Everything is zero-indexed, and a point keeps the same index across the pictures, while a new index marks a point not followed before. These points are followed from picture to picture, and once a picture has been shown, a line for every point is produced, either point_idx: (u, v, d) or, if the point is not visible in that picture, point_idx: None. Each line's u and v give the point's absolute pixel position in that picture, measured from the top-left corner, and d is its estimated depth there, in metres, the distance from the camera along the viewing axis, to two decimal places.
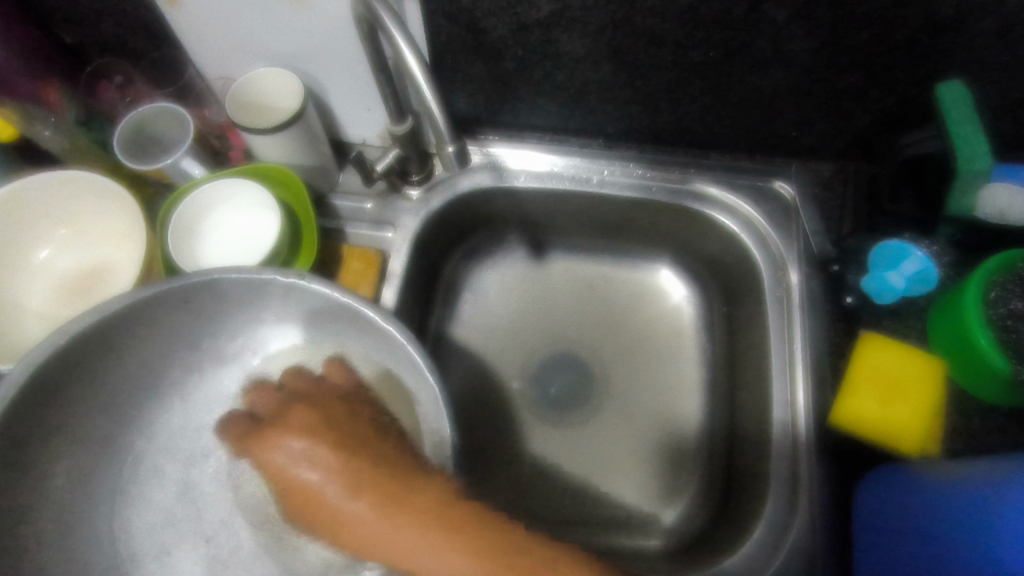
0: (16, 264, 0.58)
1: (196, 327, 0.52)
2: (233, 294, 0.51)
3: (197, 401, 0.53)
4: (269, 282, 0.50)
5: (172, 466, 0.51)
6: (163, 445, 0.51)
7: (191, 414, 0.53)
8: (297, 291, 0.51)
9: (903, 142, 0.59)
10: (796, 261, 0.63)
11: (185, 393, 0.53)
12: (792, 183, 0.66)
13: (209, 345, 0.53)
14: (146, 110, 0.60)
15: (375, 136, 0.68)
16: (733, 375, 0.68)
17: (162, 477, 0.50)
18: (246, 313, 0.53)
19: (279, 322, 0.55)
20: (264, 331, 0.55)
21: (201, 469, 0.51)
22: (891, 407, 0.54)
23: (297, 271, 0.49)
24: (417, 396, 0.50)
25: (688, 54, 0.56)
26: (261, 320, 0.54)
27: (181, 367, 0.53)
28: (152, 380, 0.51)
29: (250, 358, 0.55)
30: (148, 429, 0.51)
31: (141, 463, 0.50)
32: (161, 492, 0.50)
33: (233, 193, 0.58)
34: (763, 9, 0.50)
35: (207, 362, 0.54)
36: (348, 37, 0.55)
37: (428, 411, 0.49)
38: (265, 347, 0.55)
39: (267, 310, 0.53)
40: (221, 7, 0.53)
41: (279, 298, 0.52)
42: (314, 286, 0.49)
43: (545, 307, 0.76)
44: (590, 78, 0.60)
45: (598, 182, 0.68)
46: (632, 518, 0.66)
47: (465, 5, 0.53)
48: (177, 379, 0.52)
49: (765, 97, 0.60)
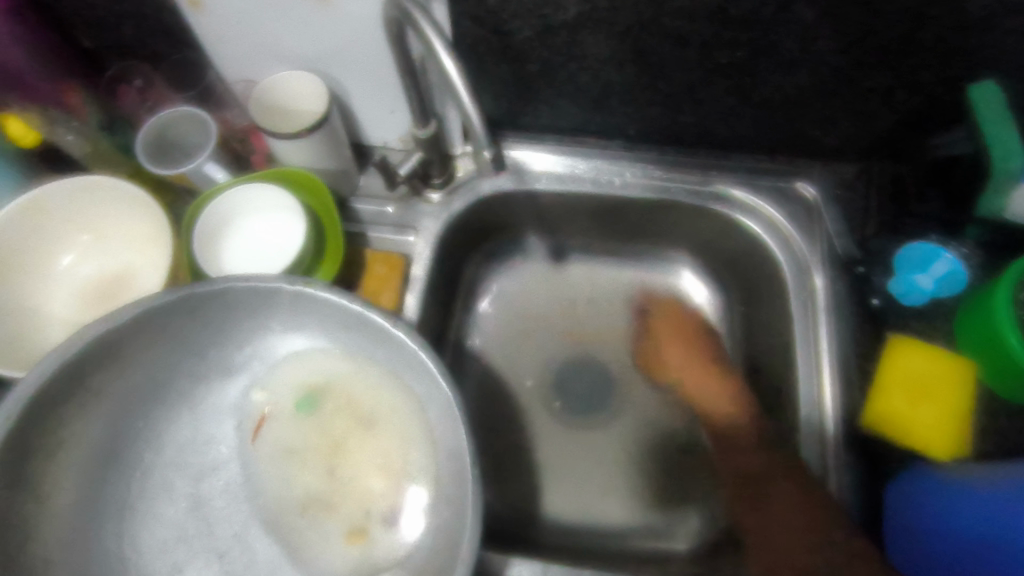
0: (37, 271, 0.57)
1: (199, 336, 0.51)
2: (242, 301, 0.50)
3: (206, 412, 0.52)
4: (277, 290, 0.49)
5: (181, 481, 0.50)
6: (172, 459, 0.51)
7: (198, 427, 0.52)
8: (307, 299, 0.49)
9: (934, 143, 0.60)
10: (820, 263, 0.63)
11: (193, 403, 0.52)
12: (814, 183, 0.66)
13: (215, 355, 0.52)
14: (169, 113, 0.59)
15: (396, 139, 0.68)
16: (755, 377, 0.68)
17: (171, 492, 0.50)
18: (252, 321, 0.52)
19: (285, 330, 0.53)
20: (271, 339, 0.53)
21: (210, 484, 0.51)
22: (923, 409, 0.54)
23: (303, 279, 0.47)
24: (429, 405, 0.48)
25: (714, 55, 0.55)
26: (267, 328, 0.52)
27: (186, 378, 0.52)
28: (155, 393, 0.50)
29: (256, 366, 0.53)
30: (154, 443, 0.50)
31: (150, 476, 0.50)
32: (170, 508, 0.50)
33: (260, 199, 0.58)
34: (793, 9, 0.50)
35: (214, 373, 0.53)
36: (374, 39, 0.55)
37: (442, 421, 0.47)
38: (272, 356, 0.53)
39: (275, 317, 0.52)
40: (248, 10, 0.53)
41: (287, 306, 0.51)
42: (321, 294, 0.48)
43: (566, 308, 0.76)
44: (614, 80, 0.60)
45: (620, 184, 0.67)
46: (652, 522, 0.66)
47: (492, 7, 0.52)
48: (182, 390, 0.52)
49: (790, 97, 0.60)
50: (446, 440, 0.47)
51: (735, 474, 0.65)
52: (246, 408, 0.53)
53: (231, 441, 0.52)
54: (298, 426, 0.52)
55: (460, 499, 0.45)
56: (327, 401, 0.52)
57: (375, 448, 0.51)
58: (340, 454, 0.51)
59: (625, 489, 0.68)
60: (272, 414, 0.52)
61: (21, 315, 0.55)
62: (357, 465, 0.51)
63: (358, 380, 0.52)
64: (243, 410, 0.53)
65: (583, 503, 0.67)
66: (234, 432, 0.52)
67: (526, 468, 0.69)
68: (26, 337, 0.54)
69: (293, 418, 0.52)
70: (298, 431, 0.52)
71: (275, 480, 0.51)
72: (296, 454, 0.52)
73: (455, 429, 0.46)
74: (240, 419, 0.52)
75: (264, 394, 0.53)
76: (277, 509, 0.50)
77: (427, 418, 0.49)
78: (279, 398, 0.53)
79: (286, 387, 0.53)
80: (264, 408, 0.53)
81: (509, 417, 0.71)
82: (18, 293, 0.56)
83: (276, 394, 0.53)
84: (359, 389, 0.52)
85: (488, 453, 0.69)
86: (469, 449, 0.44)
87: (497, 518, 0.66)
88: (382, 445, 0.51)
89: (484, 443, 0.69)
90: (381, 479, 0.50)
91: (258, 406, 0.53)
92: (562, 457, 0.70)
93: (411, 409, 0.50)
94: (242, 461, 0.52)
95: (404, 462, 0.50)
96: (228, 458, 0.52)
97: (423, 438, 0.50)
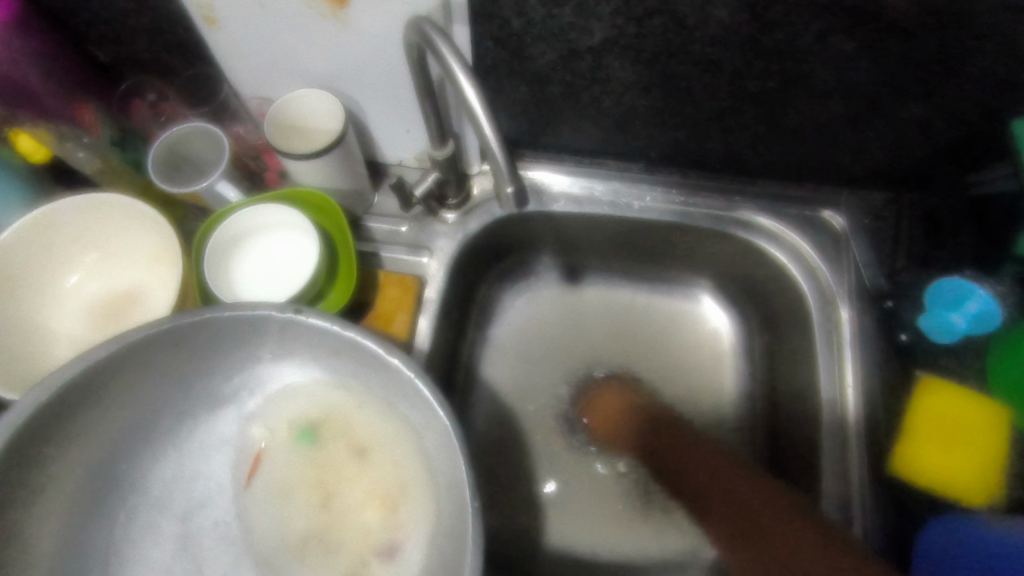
0: (44, 288, 0.56)
1: (188, 369, 0.50)
2: (228, 332, 0.49)
3: (193, 448, 0.51)
4: (264, 319, 0.47)
5: (167, 521, 0.49)
6: (158, 499, 0.50)
7: (185, 463, 0.51)
8: (293, 327, 0.49)
9: (978, 178, 0.59)
10: (847, 296, 0.61)
11: (179, 440, 0.51)
12: (842, 212, 0.64)
13: (204, 388, 0.51)
14: (180, 130, 0.58)
15: (412, 157, 0.67)
16: (774, 409, 0.67)
17: (157, 533, 0.49)
18: (241, 351, 0.51)
19: (276, 360, 0.52)
20: (261, 370, 0.52)
21: (199, 521, 0.50)
22: (954, 457, 0.54)
23: (293, 306, 0.47)
24: (426, 432, 0.47)
25: (744, 83, 0.54)
26: (257, 359, 0.51)
27: (174, 413, 0.51)
28: (143, 429, 0.49)
29: (246, 398, 0.53)
30: (142, 481, 0.49)
31: (135, 518, 0.49)
32: (158, 550, 0.48)
33: (273, 220, 0.57)
34: (830, 39, 0.48)
35: (200, 405, 0.52)
36: (393, 59, 0.53)
37: (439, 450, 0.46)
38: (263, 387, 0.53)
39: (264, 347, 0.51)
40: (264, 27, 0.52)
41: (275, 334, 0.50)
42: (311, 320, 0.47)
43: (578, 329, 0.74)
44: (639, 104, 0.58)
45: (640, 208, 0.65)
46: (663, 555, 0.65)
47: (515, 29, 0.51)
48: (170, 426, 0.51)
49: (821, 125, 0.58)
50: (442, 468, 0.46)
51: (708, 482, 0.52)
52: (242, 442, 0.52)
53: (220, 477, 0.51)
54: (290, 459, 0.51)
55: (459, 531, 0.43)
56: (321, 429, 0.51)
57: (372, 482, 0.50)
58: (330, 488, 0.50)
59: (634, 516, 0.67)
60: (269, 451, 0.51)
61: (27, 334, 0.54)
62: (352, 498, 0.50)
63: (356, 413, 0.51)
64: (242, 445, 0.52)
65: (594, 532, 0.66)
66: (228, 465, 0.51)
67: (533, 497, 0.68)
68: (31, 355, 0.53)
69: (290, 449, 0.51)
70: (290, 464, 0.51)
71: (265, 517, 0.50)
72: (290, 494, 0.50)
73: (453, 460, 0.44)
74: (230, 455, 0.52)
75: (263, 429, 0.52)
76: (269, 547, 0.49)
77: (422, 444, 0.48)
78: (276, 432, 0.52)
79: (280, 420, 0.52)
80: (260, 444, 0.52)
81: (519, 442, 0.70)
82: (23, 310, 0.55)
83: (267, 426, 0.52)
84: (354, 419, 0.51)
85: (495, 481, 0.68)
86: (468, 486, 0.42)
87: (503, 548, 0.65)
88: (377, 476, 0.50)
89: (491, 469, 0.68)
90: (377, 512, 0.49)
91: (255, 443, 0.52)
92: (573, 484, 0.68)
93: (407, 437, 0.49)
94: (232, 500, 0.51)
95: (401, 492, 0.49)
96: (216, 494, 0.51)
97: (420, 467, 0.48)
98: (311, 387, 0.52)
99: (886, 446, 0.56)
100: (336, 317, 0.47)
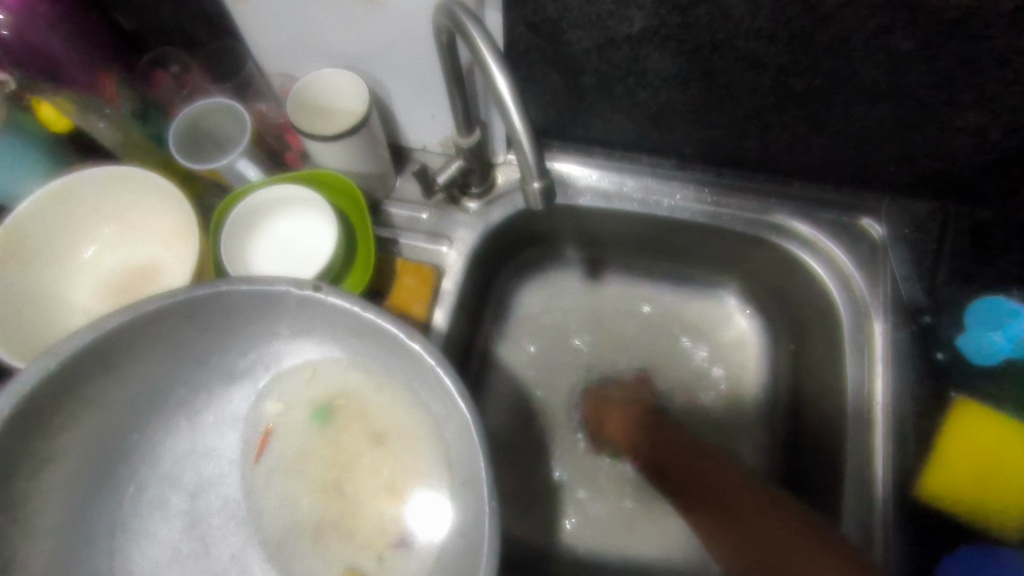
0: (62, 257, 0.56)
1: (202, 342, 0.49)
2: (244, 307, 0.48)
3: (205, 423, 0.51)
4: (283, 294, 0.46)
5: (177, 496, 0.49)
6: (168, 472, 0.49)
7: (197, 438, 0.50)
8: (313, 305, 0.48)
9: None
10: (883, 310, 0.58)
11: (192, 413, 0.50)
12: (882, 222, 0.61)
13: (219, 362, 0.51)
14: (201, 105, 0.57)
15: (436, 143, 0.65)
16: (796, 420, 0.64)
17: (166, 509, 0.48)
18: (258, 327, 0.50)
19: (294, 337, 0.51)
20: (278, 345, 0.51)
21: (208, 500, 0.49)
22: (986, 483, 0.51)
23: (313, 284, 0.46)
24: (446, 425, 0.46)
25: (789, 81, 0.51)
26: (274, 334, 0.51)
27: (189, 386, 0.50)
28: (155, 402, 0.49)
29: (260, 375, 0.52)
30: (152, 455, 0.49)
31: (144, 491, 0.48)
32: (166, 525, 0.48)
33: (293, 201, 0.55)
34: (888, 38, 0.46)
35: (215, 379, 0.51)
36: (420, 42, 0.52)
37: (458, 442, 0.46)
38: (279, 363, 0.52)
39: (282, 324, 0.50)
40: (290, 4, 0.50)
41: (293, 311, 0.48)
42: (331, 299, 0.46)
43: (599, 324, 0.73)
44: (676, 98, 0.56)
45: (670, 205, 0.63)
46: (672, 561, 0.64)
47: (550, 14, 0.49)
48: (183, 399, 0.50)
49: (867, 129, 0.55)
50: (461, 462, 0.45)
51: (691, 482, 0.52)
52: (250, 418, 0.51)
53: (235, 454, 0.50)
54: (301, 438, 0.50)
55: (476, 531, 0.42)
56: (338, 414, 0.51)
57: (385, 470, 0.49)
58: (343, 473, 0.49)
59: (647, 520, 0.65)
60: (280, 433, 0.51)
61: (44, 301, 0.54)
62: (364, 485, 0.49)
63: (372, 398, 0.50)
64: (255, 423, 0.51)
65: (602, 533, 0.65)
66: (241, 445, 0.50)
67: (545, 496, 0.66)
68: (45, 325, 0.53)
69: (300, 426, 0.51)
70: (303, 444, 0.50)
71: (276, 501, 0.49)
72: (299, 471, 0.50)
73: (473, 454, 0.43)
74: (243, 433, 0.51)
75: (271, 407, 0.51)
76: (281, 534, 0.48)
77: (440, 435, 0.47)
78: (288, 412, 0.51)
79: (298, 399, 0.51)
80: (276, 422, 0.51)
81: (529, 438, 0.69)
82: (38, 279, 0.54)
83: (283, 406, 0.51)
84: (370, 402, 0.50)
85: (506, 477, 0.66)
86: (487, 490, 0.41)
87: (512, 544, 0.64)
88: (390, 464, 0.49)
89: (503, 463, 0.67)
90: (387, 501, 0.48)
91: (259, 420, 0.51)
92: (585, 484, 0.67)
93: (423, 427, 0.48)
94: (241, 480, 0.50)
95: (416, 484, 0.48)
96: (229, 473, 0.50)
97: (435, 458, 0.48)
98: (326, 366, 0.51)
99: (915, 468, 0.54)
100: (357, 297, 0.46)
